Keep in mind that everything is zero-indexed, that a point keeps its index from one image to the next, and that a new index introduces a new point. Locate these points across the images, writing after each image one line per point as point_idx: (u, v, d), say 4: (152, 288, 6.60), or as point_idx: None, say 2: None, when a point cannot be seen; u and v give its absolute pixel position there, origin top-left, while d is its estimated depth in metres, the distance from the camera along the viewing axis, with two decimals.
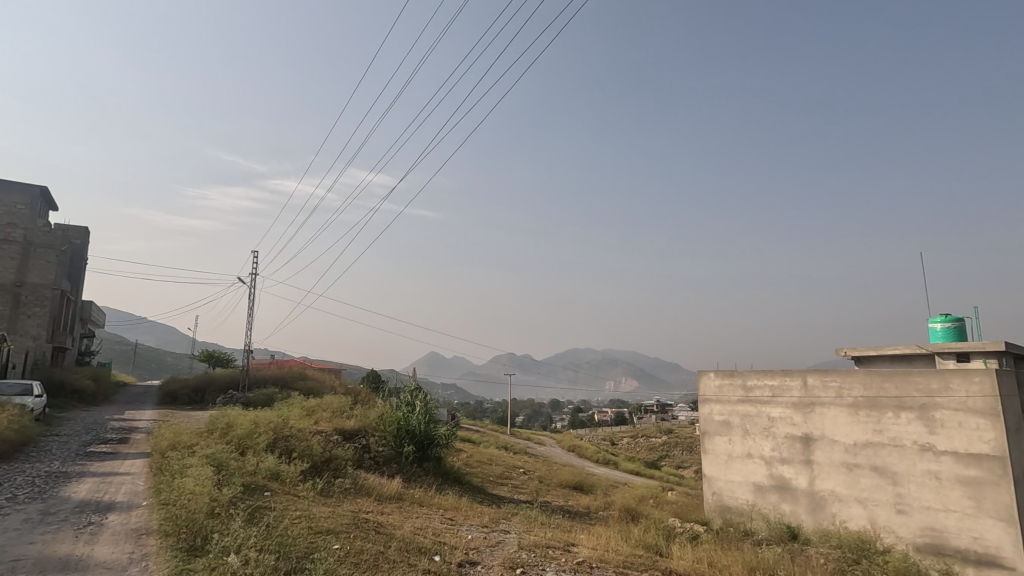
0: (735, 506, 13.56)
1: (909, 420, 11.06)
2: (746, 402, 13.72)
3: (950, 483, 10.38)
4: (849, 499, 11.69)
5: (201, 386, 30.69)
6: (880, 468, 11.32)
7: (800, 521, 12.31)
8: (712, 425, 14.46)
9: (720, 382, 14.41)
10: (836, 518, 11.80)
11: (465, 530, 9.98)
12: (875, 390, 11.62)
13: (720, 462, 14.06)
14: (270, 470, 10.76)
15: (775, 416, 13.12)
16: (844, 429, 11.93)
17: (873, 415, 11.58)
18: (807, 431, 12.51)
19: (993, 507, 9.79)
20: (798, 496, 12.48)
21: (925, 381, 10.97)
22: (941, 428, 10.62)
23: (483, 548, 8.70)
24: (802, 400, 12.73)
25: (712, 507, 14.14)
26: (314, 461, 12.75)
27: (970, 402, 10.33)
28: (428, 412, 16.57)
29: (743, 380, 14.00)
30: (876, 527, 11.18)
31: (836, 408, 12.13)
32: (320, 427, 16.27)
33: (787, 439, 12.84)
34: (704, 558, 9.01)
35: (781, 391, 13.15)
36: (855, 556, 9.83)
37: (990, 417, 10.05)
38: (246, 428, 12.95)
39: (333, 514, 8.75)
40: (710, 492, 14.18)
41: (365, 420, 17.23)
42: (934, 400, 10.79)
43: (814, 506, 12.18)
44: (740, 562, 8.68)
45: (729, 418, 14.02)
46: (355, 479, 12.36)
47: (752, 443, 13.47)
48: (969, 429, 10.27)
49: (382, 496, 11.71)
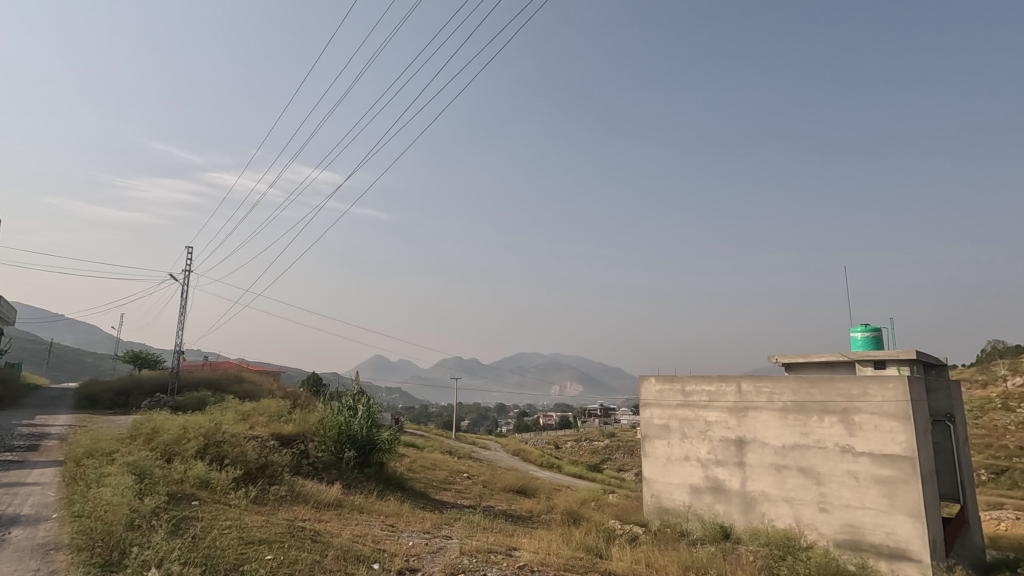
0: (672, 507, 13.95)
1: (832, 424, 11.75)
2: (685, 406, 14.19)
3: (867, 482, 11.12)
4: (777, 498, 12.29)
5: (125, 389, 28.72)
6: (806, 468, 11.96)
7: (733, 521, 12.82)
8: (652, 429, 14.82)
9: (661, 387, 14.80)
10: (765, 517, 12.38)
11: (405, 536, 9.79)
12: (803, 396, 12.28)
13: (660, 465, 14.43)
14: (199, 478, 10.20)
15: (712, 420, 13.62)
16: (775, 432, 12.53)
17: (800, 419, 12.23)
18: (740, 434, 13.07)
19: (904, 504, 10.59)
20: (731, 496, 13.00)
21: (847, 386, 11.70)
22: (860, 431, 11.36)
23: (424, 555, 8.56)
24: (737, 404, 13.27)
25: (650, 508, 14.47)
26: (248, 469, 12.19)
27: (887, 407, 11.11)
28: (371, 417, 16.20)
29: (682, 385, 14.43)
30: (801, 525, 11.81)
31: (767, 412, 12.73)
32: (255, 432, 15.63)
33: (722, 442, 13.36)
34: (642, 559, 9.21)
35: (717, 396, 13.65)
36: (781, 553, 10.32)
37: (903, 421, 10.86)
38: (174, 433, 12.22)
39: (267, 524, 8.36)
40: (649, 494, 14.51)
41: (305, 425, 16.69)
42: (855, 405, 11.53)
43: (745, 507, 12.72)
44: (676, 562, 8.91)
45: (668, 423, 14.43)
46: (292, 486, 11.91)
47: (689, 446, 13.93)
48: (884, 431, 11.05)
49: (320, 503, 11.34)
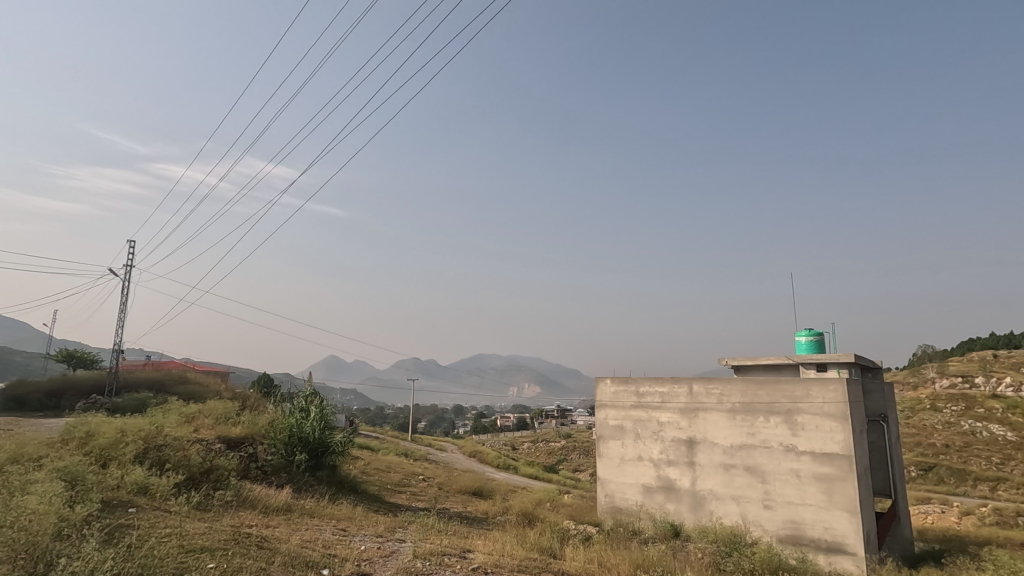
0: (625, 507, 14.20)
1: (777, 424, 12.23)
2: (639, 408, 14.46)
3: (808, 479, 11.64)
4: (725, 496, 12.69)
5: (57, 390, 27.01)
6: (752, 467, 12.40)
7: (683, 519, 13.16)
8: (607, 430, 15.04)
9: (616, 388, 15.03)
10: (713, 515, 12.76)
11: (357, 541, 9.59)
12: (750, 398, 12.72)
13: (614, 465, 14.67)
14: (137, 484, 9.69)
15: (664, 421, 13.94)
16: (723, 432, 12.94)
17: (747, 420, 12.66)
18: (691, 434, 13.43)
19: (841, 500, 11.16)
20: (682, 495, 13.33)
21: (791, 388, 12.20)
22: (803, 430, 11.88)
23: (376, 559, 8.41)
24: (688, 405, 13.63)
25: (604, 508, 14.68)
26: (192, 473, 11.69)
27: (827, 408, 11.66)
28: (323, 419, 15.84)
29: (636, 386, 14.70)
30: (746, 522, 12.23)
31: (717, 413, 13.13)
32: (200, 435, 14.97)
33: (674, 442, 13.69)
34: (594, 558, 9.33)
35: (670, 397, 13.98)
36: (728, 549, 10.66)
37: (841, 421, 11.43)
38: (110, 437, 11.56)
39: (209, 531, 8.02)
40: (603, 494, 14.72)
41: (253, 428, 16.15)
42: (798, 406, 12.03)
43: (695, 505, 13.07)
44: (627, 560, 9.05)
45: (623, 423, 14.68)
46: (238, 491, 11.48)
47: (642, 446, 14.21)
48: (824, 431, 11.60)
49: (268, 508, 10.98)
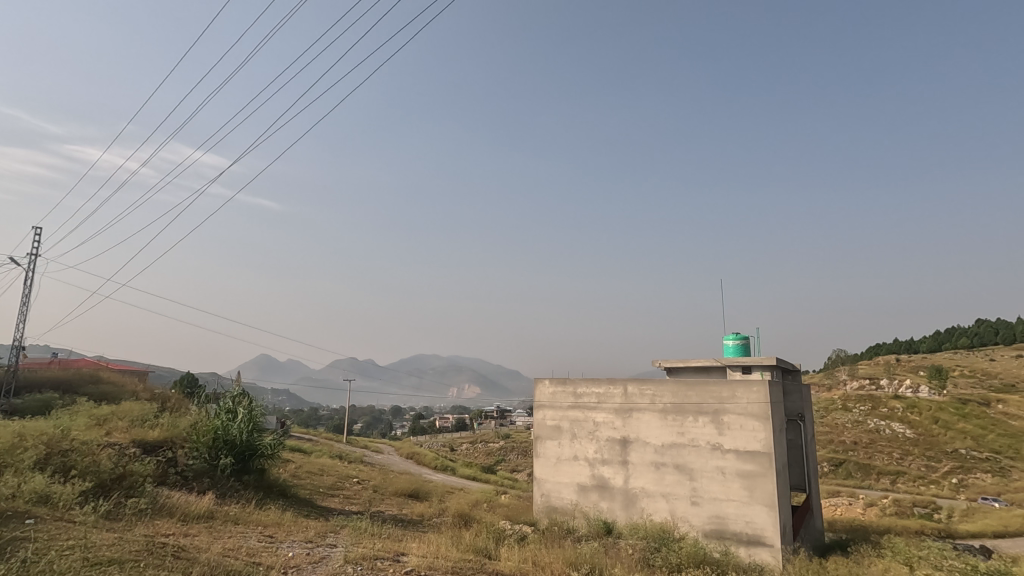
0: (560, 506, 14.41)
1: (705, 424, 12.79)
2: (576, 408, 14.72)
3: (732, 476, 12.26)
4: (655, 494, 13.13)
5: None
6: (681, 465, 12.91)
7: (615, 517, 13.51)
8: (544, 430, 15.20)
9: (554, 389, 15.22)
10: (644, 512, 13.17)
11: (284, 548, 9.20)
12: (681, 398, 13.23)
13: (550, 465, 14.86)
14: (37, 493, 8.88)
15: (600, 421, 14.26)
16: (655, 431, 13.39)
17: (678, 420, 13.16)
18: (625, 434, 13.81)
19: (761, 495, 11.83)
20: (615, 493, 13.69)
21: (719, 389, 12.79)
22: (728, 430, 12.48)
23: (304, 565, 8.12)
24: (622, 405, 14.00)
25: (540, 507, 14.84)
26: (100, 480, 10.83)
27: (751, 408, 12.31)
28: (252, 421, 15.12)
29: (574, 387, 14.95)
30: (675, 518, 12.72)
31: (649, 413, 13.56)
32: (112, 438, 13.90)
33: (608, 442, 14.03)
34: (529, 558, 9.42)
35: (605, 398, 14.30)
36: (657, 544, 11.05)
37: (763, 421, 12.12)
38: (6, 442, 10.52)
39: (119, 541, 7.46)
40: (539, 494, 14.88)
41: (173, 431, 15.19)
42: (724, 406, 12.63)
43: (627, 502, 13.45)
44: (560, 559, 9.19)
45: (560, 424, 14.90)
46: (154, 498, 10.73)
47: (579, 446, 14.47)
48: (747, 430, 12.25)
49: (188, 515, 10.35)
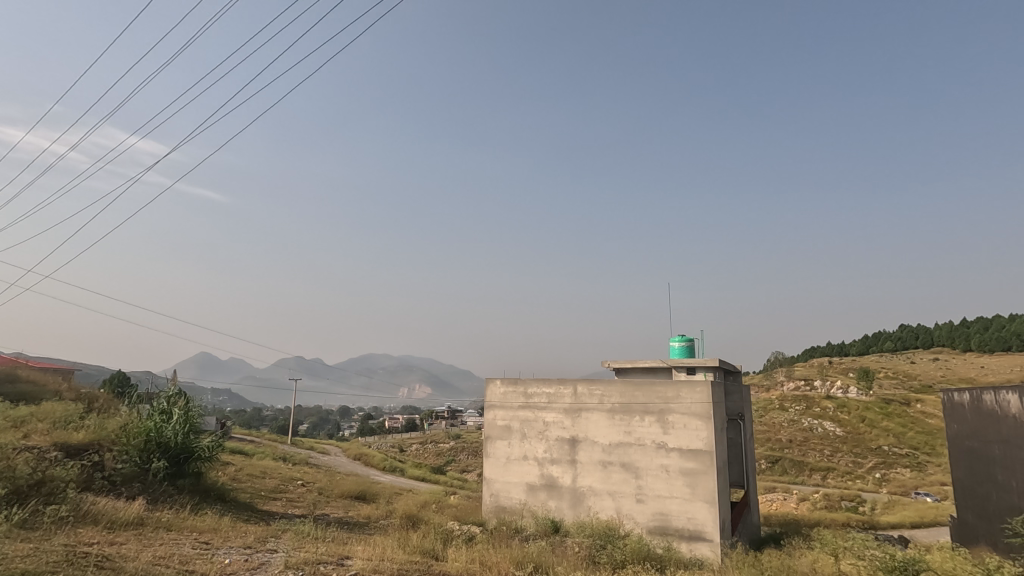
0: (509, 505, 14.46)
1: (651, 423, 13.12)
2: (526, 408, 14.80)
3: (675, 474, 12.64)
4: (602, 492, 13.37)
5: None
6: (628, 464, 13.20)
7: (562, 515, 13.67)
8: (494, 430, 15.21)
9: (505, 389, 15.24)
10: (590, 510, 13.39)
11: (220, 554, 8.82)
12: (628, 398, 13.52)
13: (500, 465, 14.88)
14: None
15: (549, 421, 14.39)
16: (603, 431, 13.63)
17: (625, 419, 13.45)
18: (574, 433, 13.99)
19: (703, 492, 12.26)
20: (563, 492, 13.85)
21: (665, 390, 13.15)
22: (673, 429, 12.86)
23: (242, 572, 7.81)
24: (572, 405, 14.18)
25: (489, 507, 14.84)
26: (16, 487, 10.05)
27: (695, 408, 12.73)
28: (188, 422, 14.41)
29: (525, 387, 15.01)
30: (620, 515, 13.00)
31: (598, 413, 13.80)
32: (30, 442, 12.91)
33: (558, 441, 14.18)
34: (476, 558, 9.39)
35: (555, 398, 14.44)
36: (602, 542, 11.25)
37: (705, 420, 12.55)
38: None
39: (36, 552, 6.96)
40: (488, 494, 14.88)
41: (100, 433, 14.27)
42: (669, 406, 13.01)
43: (574, 501, 13.64)
44: (508, 558, 9.22)
45: (510, 424, 14.94)
46: (77, 505, 10.05)
47: (528, 445, 14.57)
48: (690, 429, 12.66)
49: (115, 523, 9.76)
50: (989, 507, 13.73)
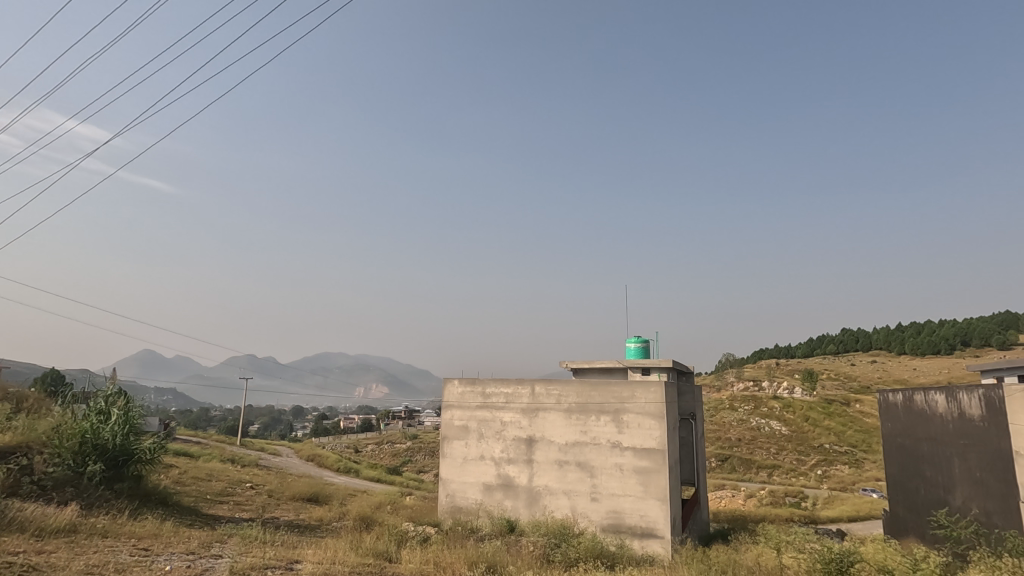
0: (465, 505, 14.40)
1: (606, 423, 13.33)
2: (484, 408, 14.77)
3: (629, 472, 12.88)
4: (557, 491, 13.49)
5: None
6: (583, 463, 13.37)
7: (518, 515, 13.72)
8: (451, 430, 15.12)
9: (463, 389, 15.17)
10: (546, 509, 13.50)
11: (159, 561, 8.43)
12: (584, 398, 13.68)
13: (456, 465, 14.81)
14: None
15: (507, 421, 14.42)
16: (560, 430, 13.76)
17: (581, 419, 13.61)
18: (531, 433, 14.06)
19: (655, 489, 12.54)
20: (519, 492, 13.89)
21: (620, 390, 13.38)
22: (627, 428, 13.10)
23: None
24: (529, 405, 14.24)
25: (444, 508, 14.75)
26: None
27: (649, 408, 13.01)
28: (128, 423, 13.72)
29: (482, 387, 14.98)
30: (575, 514, 13.15)
31: (555, 412, 13.91)
32: None
33: (514, 441, 14.22)
34: (431, 559, 9.31)
35: (513, 397, 14.47)
36: (557, 540, 11.35)
37: (659, 420, 12.85)
38: None
39: None
40: (444, 494, 14.78)
41: (29, 436, 13.39)
42: (625, 406, 13.25)
43: (530, 500, 13.71)
44: (462, 558, 9.19)
45: (467, 424, 14.88)
46: (1, 512, 9.39)
47: (485, 445, 14.55)
48: (644, 428, 12.94)
49: (44, 531, 9.17)
50: (918, 501, 14.59)
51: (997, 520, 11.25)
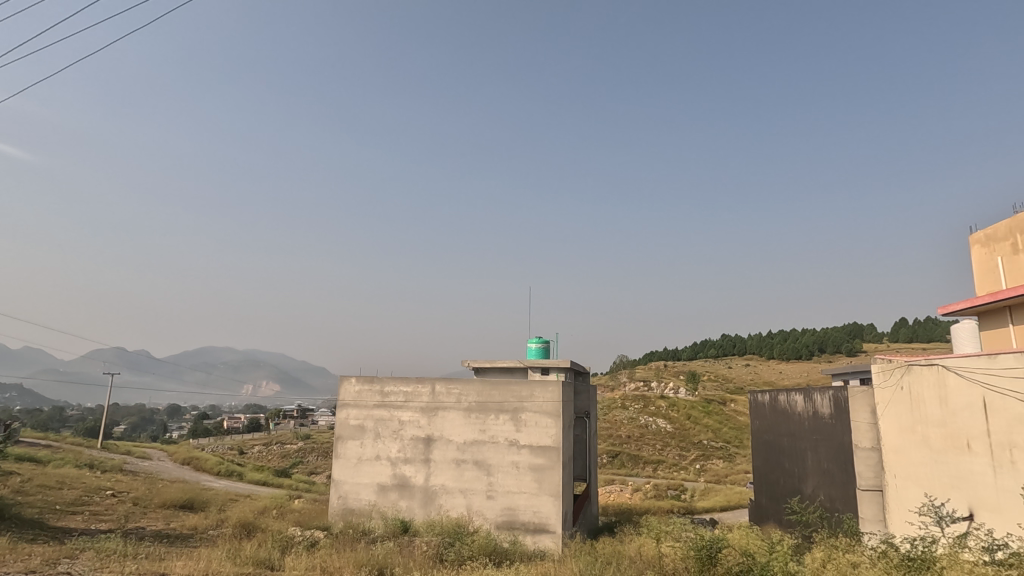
0: (358, 507, 13.95)
1: (504, 421, 13.52)
2: (382, 407, 14.38)
3: (524, 469, 13.15)
4: (453, 490, 13.46)
5: None
6: (480, 461, 13.45)
7: (413, 515, 13.52)
8: (346, 430, 14.57)
9: (360, 387, 14.67)
10: (441, 508, 13.41)
11: None
12: (484, 397, 13.76)
13: (350, 466, 14.29)
14: None
15: (405, 420, 14.14)
16: (458, 429, 13.74)
17: (480, 418, 13.68)
18: (429, 432, 13.91)
19: (549, 486, 12.92)
20: (414, 492, 13.68)
21: (519, 389, 13.62)
22: (525, 426, 13.38)
23: None
24: (428, 404, 14.07)
25: (335, 510, 14.17)
26: None
27: (546, 407, 13.37)
28: None
29: (381, 385, 14.57)
30: (470, 512, 13.20)
31: (454, 412, 13.86)
32: None
33: (412, 440, 13.99)
34: (317, 565, 8.87)
35: (412, 396, 14.21)
36: (451, 540, 11.29)
37: (555, 418, 13.26)
38: None
39: None
40: (336, 496, 14.21)
41: None
42: (523, 405, 13.51)
43: (426, 500, 13.56)
44: (351, 562, 8.86)
45: (363, 423, 14.41)
46: None
47: (381, 445, 14.17)
48: (541, 426, 13.29)
49: None
50: (777, 490, 16.29)
51: (838, 505, 12.82)
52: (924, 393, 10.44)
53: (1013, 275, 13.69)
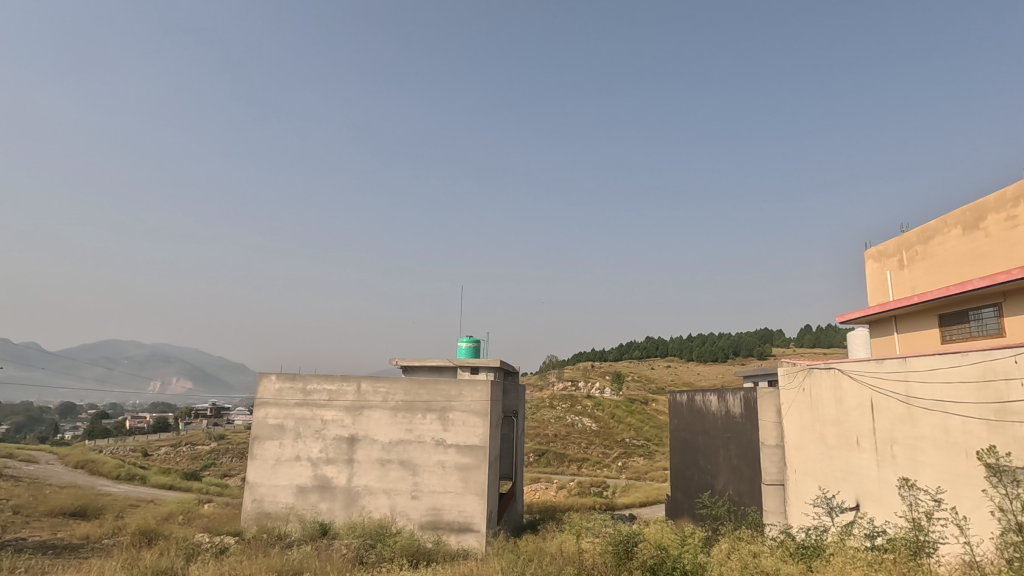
0: (274, 511, 13.33)
1: (431, 421, 13.37)
2: (304, 405, 13.81)
3: (450, 469, 13.07)
4: (377, 491, 13.16)
5: None
6: (405, 461, 13.23)
7: (333, 517, 13.08)
8: (264, 430, 13.87)
9: (281, 386, 14.01)
10: (363, 509, 13.07)
11: None
12: (412, 396, 13.54)
13: (267, 467, 13.62)
14: None
15: (328, 419, 13.66)
16: (384, 429, 13.43)
17: (407, 417, 13.46)
18: (353, 432, 13.51)
19: (474, 485, 12.92)
20: (336, 493, 13.24)
21: (448, 388, 13.52)
22: (452, 425, 13.30)
23: None
24: (353, 403, 13.67)
25: (249, 515, 13.45)
26: None
27: (474, 406, 13.37)
28: None
29: (303, 383, 14.00)
30: (394, 513, 12.95)
31: (380, 411, 13.54)
32: None
33: (335, 440, 13.53)
34: (226, 571, 8.41)
35: (337, 395, 13.76)
36: (372, 541, 11.03)
37: (483, 417, 13.28)
38: None
39: None
40: (250, 500, 13.50)
41: None
42: (451, 404, 13.43)
43: (347, 501, 13.16)
44: (265, 568, 8.47)
45: (283, 422, 13.78)
46: None
47: (302, 445, 13.61)
48: (468, 425, 13.26)
49: None
50: (691, 485, 17.17)
51: (745, 499, 13.71)
52: (822, 393, 11.35)
53: (899, 288, 15.18)
